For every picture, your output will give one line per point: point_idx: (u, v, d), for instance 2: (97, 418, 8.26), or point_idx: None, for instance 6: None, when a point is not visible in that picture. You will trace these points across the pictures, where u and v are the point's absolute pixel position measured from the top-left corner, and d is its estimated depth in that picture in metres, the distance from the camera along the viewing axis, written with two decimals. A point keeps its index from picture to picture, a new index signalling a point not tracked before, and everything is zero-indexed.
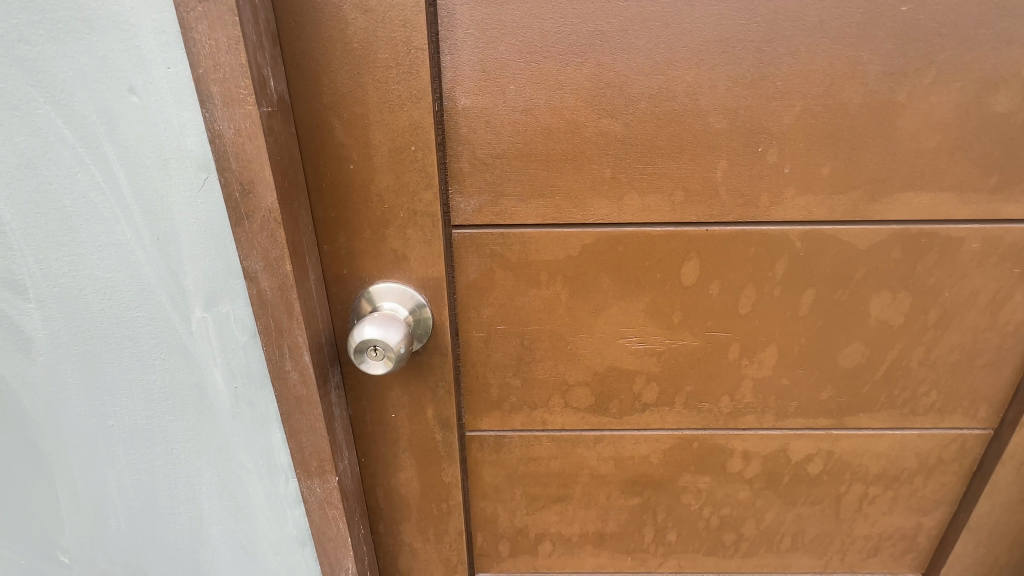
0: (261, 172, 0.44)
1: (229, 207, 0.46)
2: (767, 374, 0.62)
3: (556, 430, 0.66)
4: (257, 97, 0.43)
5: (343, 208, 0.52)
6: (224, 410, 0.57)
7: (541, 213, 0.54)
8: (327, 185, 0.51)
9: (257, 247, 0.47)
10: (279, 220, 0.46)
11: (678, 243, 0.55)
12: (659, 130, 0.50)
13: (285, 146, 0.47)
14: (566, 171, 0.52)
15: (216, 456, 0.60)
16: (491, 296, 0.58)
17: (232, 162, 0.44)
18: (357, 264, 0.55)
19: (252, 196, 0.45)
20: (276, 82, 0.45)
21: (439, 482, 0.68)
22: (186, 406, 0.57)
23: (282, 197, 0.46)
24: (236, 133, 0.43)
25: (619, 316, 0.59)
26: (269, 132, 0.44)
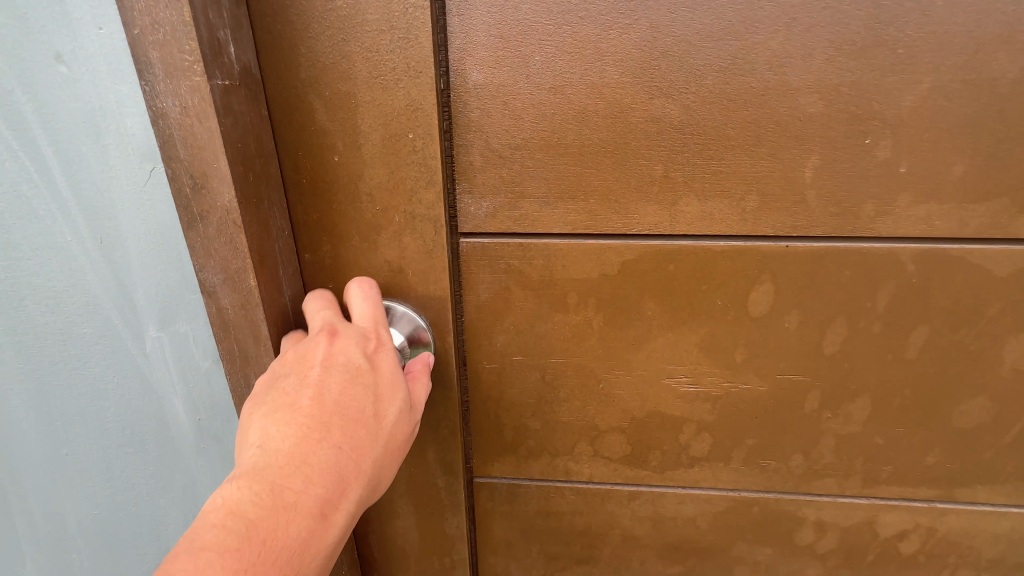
0: (215, 162, 0.35)
1: (180, 206, 0.37)
2: (855, 431, 0.49)
3: (582, 482, 0.55)
4: (208, 65, 0.33)
5: (327, 210, 0.43)
6: (189, 444, 0.49)
7: (570, 220, 0.43)
8: (308, 182, 0.42)
9: (214, 256, 0.38)
10: (240, 223, 0.37)
11: (747, 262, 0.43)
12: (730, 115, 0.38)
13: (249, 130, 0.37)
14: (604, 167, 0.41)
15: (183, 493, 0.52)
16: (506, 321, 0.47)
17: (179, 149, 0.35)
18: (345, 278, 0.45)
19: (207, 193, 0.36)
20: (239, 49, 0.36)
21: (441, 534, 0.58)
22: (148, 438, 0.48)
23: (245, 194, 0.37)
24: (183, 112, 0.34)
25: (665, 351, 0.47)
26: (225, 111, 0.35)
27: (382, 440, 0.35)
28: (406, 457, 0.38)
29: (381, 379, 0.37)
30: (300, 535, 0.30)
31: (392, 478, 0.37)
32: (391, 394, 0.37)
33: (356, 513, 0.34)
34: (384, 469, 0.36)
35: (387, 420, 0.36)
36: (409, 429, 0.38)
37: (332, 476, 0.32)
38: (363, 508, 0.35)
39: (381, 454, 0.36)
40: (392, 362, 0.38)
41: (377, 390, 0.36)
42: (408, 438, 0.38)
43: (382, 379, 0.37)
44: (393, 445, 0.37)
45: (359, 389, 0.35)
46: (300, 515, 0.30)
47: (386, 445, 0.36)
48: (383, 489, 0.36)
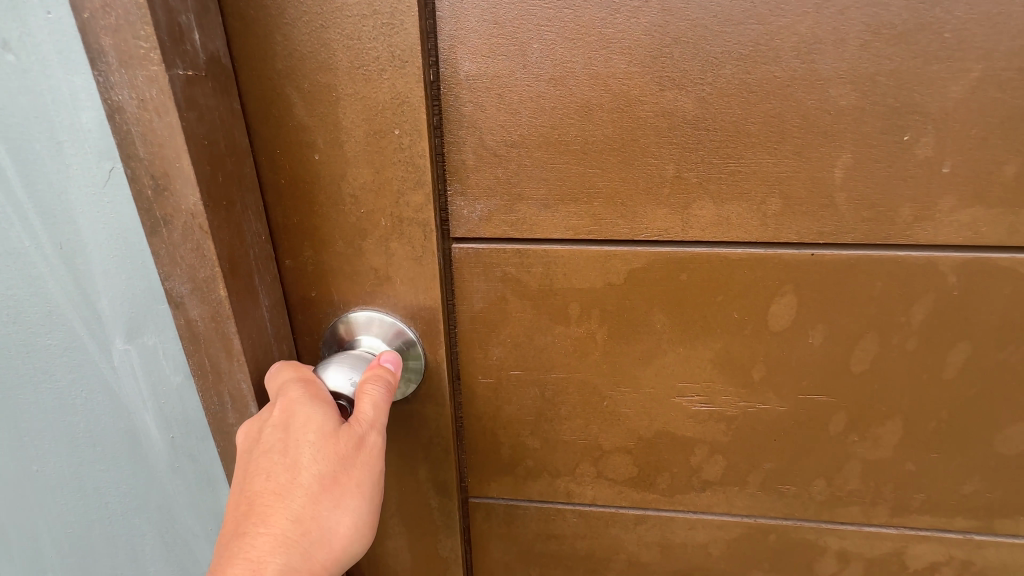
0: (178, 161, 0.32)
1: (143, 209, 0.34)
2: (884, 456, 0.45)
3: (584, 505, 0.51)
4: (167, 53, 0.30)
5: (308, 213, 0.39)
6: (162, 464, 0.46)
7: (572, 224, 0.39)
8: (287, 182, 0.38)
9: (181, 264, 0.35)
10: (207, 229, 0.33)
11: (766, 271, 0.39)
12: (751, 109, 0.34)
13: (218, 126, 0.34)
14: (609, 166, 0.37)
15: (158, 514, 0.49)
16: (502, 333, 0.44)
17: (138, 147, 0.31)
18: (328, 286, 0.42)
19: (170, 195, 0.33)
20: (206, 36, 0.33)
21: (434, 557, 0.54)
22: (120, 456, 0.45)
23: (212, 196, 0.33)
24: (140, 106, 0.30)
25: (676, 367, 0.43)
26: (188, 105, 0.31)
27: (301, 501, 0.34)
28: (358, 489, 0.36)
29: (290, 438, 0.35)
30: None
31: (349, 516, 0.35)
32: (302, 451, 0.35)
33: (311, 570, 0.34)
34: (325, 525, 0.34)
35: (302, 479, 0.34)
36: (343, 464, 0.35)
37: (251, 560, 0.32)
38: (321, 561, 0.34)
39: (312, 514, 0.34)
40: (302, 416, 0.35)
41: (290, 450, 0.35)
42: (346, 474, 0.35)
43: (287, 439, 0.35)
44: (325, 499, 0.35)
45: (272, 462, 0.35)
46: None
47: (315, 503, 0.34)
48: (337, 542, 0.35)
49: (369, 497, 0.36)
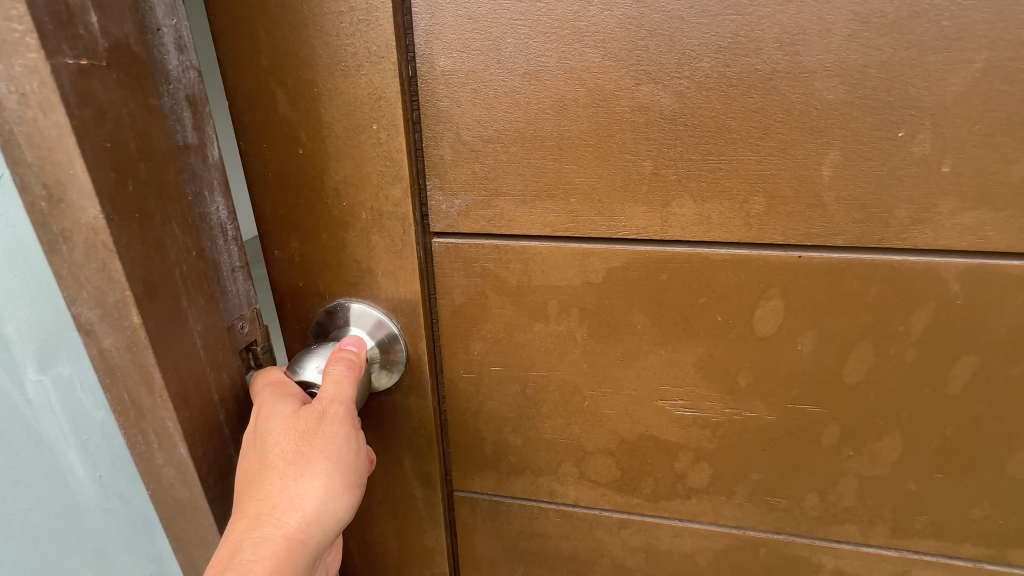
0: (68, 165, 0.29)
1: (43, 220, 0.32)
2: (882, 473, 0.42)
3: (567, 505, 0.51)
4: (48, 38, 0.27)
5: (294, 206, 0.41)
6: (89, 498, 0.46)
7: (550, 220, 0.39)
8: (274, 176, 0.40)
9: (88, 286, 0.32)
10: (107, 245, 0.30)
11: (751, 273, 0.38)
12: (731, 103, 0.33)
13: (128, 125, 0.31)
14: (585, 163, 0.36)
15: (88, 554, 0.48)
16: (483, 328, 0.44)
17: (28, 151, 0.29)
18: (314, 277, 0.43)
19: (66, 205, 0.30)
20: (108, 21, 0.29)
21: (419, 547, 0.55)
22: (41, 494, 0.44)
23: (114, 208, 0.30)
24: (23, 103, 0.28)
25: (658, 370, 0.42)
26: (79, 100, 0.28)
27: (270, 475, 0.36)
28: (324, 457, 0.36)
29: (256, 425, 0.37)
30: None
31: (320, 483, 0.36)
32: (266, 428, 0.36)
33: (287, 536, 0.35)
34: (293, 494, 0.36)
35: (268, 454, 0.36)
36: (302, 435, 0.36)
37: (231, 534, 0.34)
38: (296, 528, 0.35)
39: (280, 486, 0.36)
40: (266, 406, 0.37)
41: (257, 436, 0.37)
42: (307, 444, 0.36)
43: (256, 420, 0.37)
44: (291, 469, 0.36)
45: (249, 452, 0.37)
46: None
47: (282, 475, 0.36)
48: (308, 509, 0.36)
49: (336, 461, 0.37)
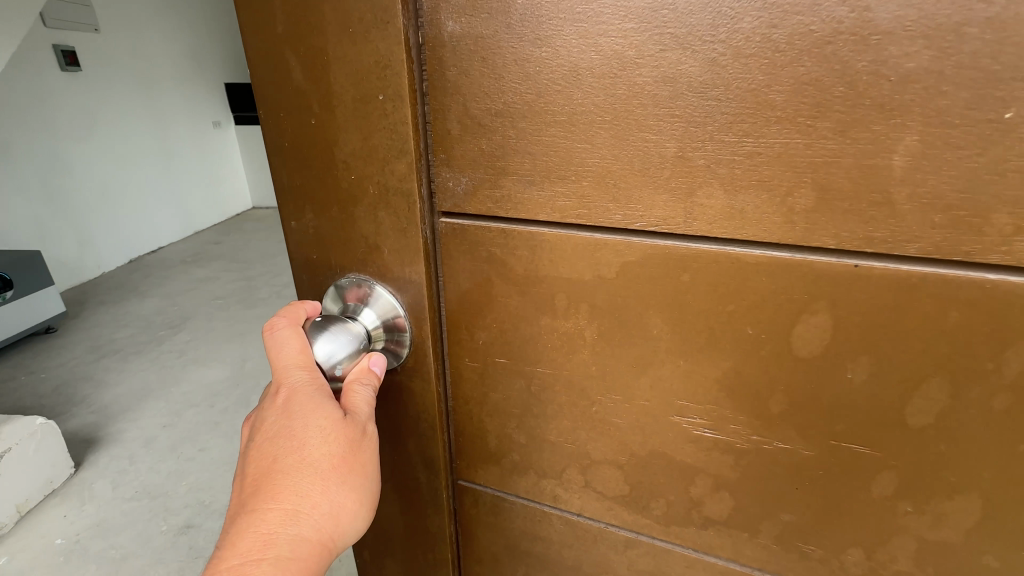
0: None
1: None
2: (951, 539, 0.34)
3: (571, 513, 0.47)
4: None
5: (308, 178, 0.40)
6: None
7: (559, 206, 0.35)
8: (291, 146, 0.40)
9: None
10: None
11: (792, 281, 0.31)
12: (776, 73, 0.27)
13: None
14: (601, 141, 0.32)
15: None
16: (488, 316, 0.41)
17: None
18: (326, 251, 0.43)
19: None
20: None
21: (421, 534, 0.54)
22: None
23: None
24: None
25: (674, 382, 0.37)
26: None
27: (309, 477, 0.37)
28: (361, 467, 0.40)
29: (297, 419, 0.38)
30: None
31: (354, 490, 0.39)
32: (309, 428, 0.38)
33: (322, 540, 0.37)
34: (332, 500, 0.38)
35: (310, 456, 0.38)
36: (349, 443, 0.39)
37: (267, 534, 0.36)
38: (329, 534, 0.37)
39: (319, 492, 0.37)
40: (307, 402, 0.38)
41: (297, 430, 0.38)
42: (351, 452, 0.39)
43: (297, 418, 0.38)
44: (330, 475, 0.38)
45: (279, 443, 0.38)
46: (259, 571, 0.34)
47: (321, 480, 0.38)
48: (344, 517, 0.38)
49: (370, 475, 0.40)
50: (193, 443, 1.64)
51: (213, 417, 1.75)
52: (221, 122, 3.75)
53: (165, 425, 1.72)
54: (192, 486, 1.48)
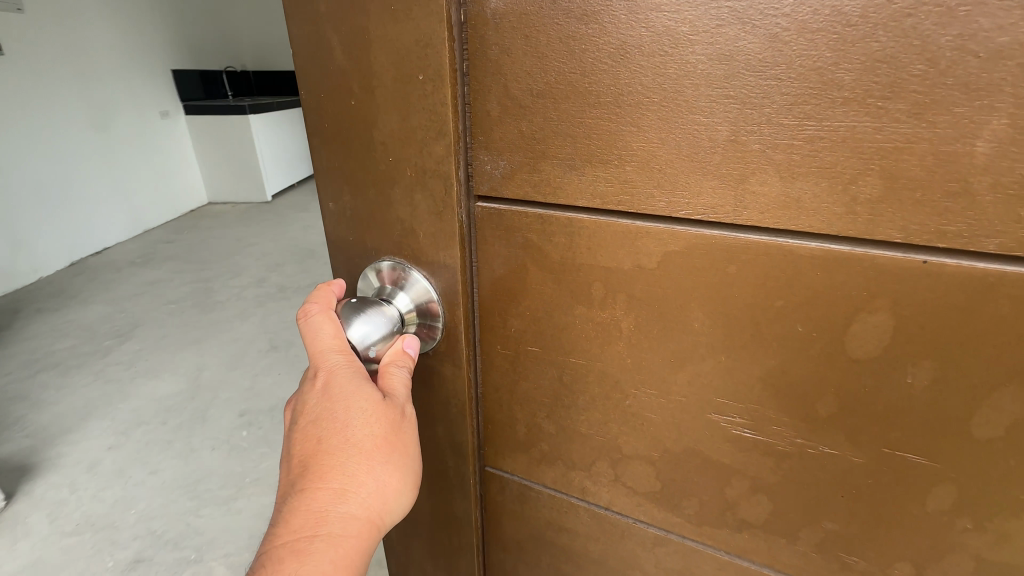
0: None
1: None
2: (1016, 561, 0.32)
3: (599, 506, 0.47)
4: None
5: (347, 159, 0.40)
6: None
7: (599, 191, 0.34)
8: (332, 128, 0.40)
9: None
10: None
11: (850, 277, 0.29)
12: (845, 50, 0.25)
13: None
14: (648, 124, 0.31)
15: None
16: (522, 304, 0.41)
17: None
18: (361, 232, 0.43)
19: None
20: None
21: (448, 517, 0.54)
22: None
23: None
24: None
25: (714, 379, 0.36)
26: None
27: (353, 458, 0.38)
28: (404, 448, 0.40)
29: (340, 402, 0.39)
30: (317, 562, 0.36)
31: (397, 469, 0.40)
32: (350, 410, 0.39)
33: (370, 517, 0.38)
34: (377, 479, 0.39)
35: (353, 438, 0.38)
36: (390, 424, 0.39)
37: (317, 513, 0.37)
38: (376, 511, 0.38)
39: (364, 472, 0.38)
40: (347, 385, 0.39)
41: (338, 412, 0.39)
42: (392, 432, 0.39)
43: (337, 401, 0.39)
44: (374, 455, 0.39)
45: (323, 425, 0.39)
46: (312, 548, 0.36)
47: (365, 460, 0.38)
48: (390, 495, 0.39)
49: (412, 453, 0.41)
50: (144, 465, 1.53)
51: (165, 436, 1.64)
52: (168, 113, 3.58)
53: (111, 446, 1.59)
54: (142, 514, 1.37)
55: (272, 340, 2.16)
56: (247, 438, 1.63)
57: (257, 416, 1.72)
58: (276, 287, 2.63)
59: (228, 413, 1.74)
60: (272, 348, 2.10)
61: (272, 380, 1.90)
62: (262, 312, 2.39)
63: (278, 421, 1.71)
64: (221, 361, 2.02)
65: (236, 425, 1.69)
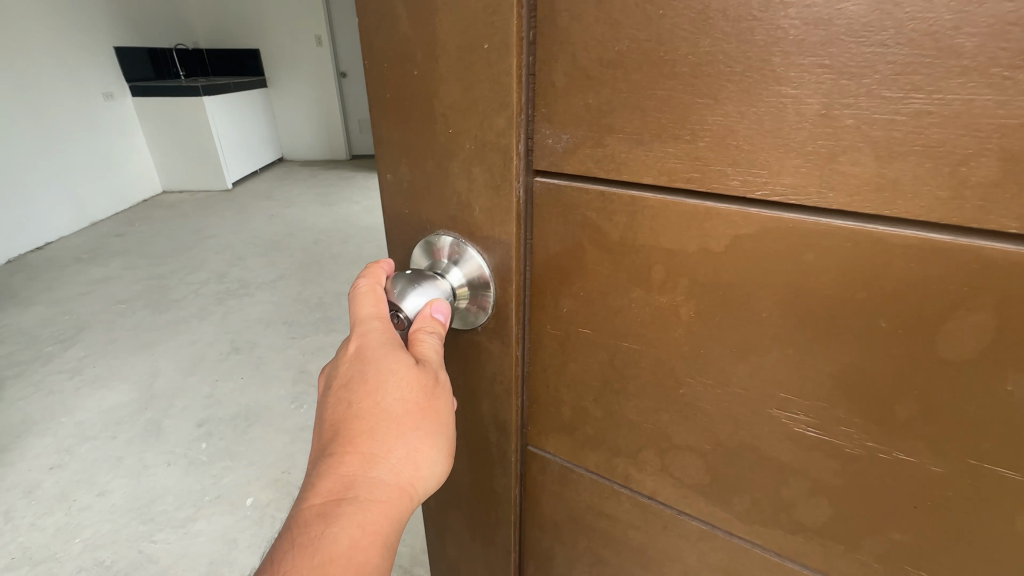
0: None
1: None
2: None
3: (642, 495, 0.46)
4: None
5: (407, 131, 0.40)
6: None
7: (667, 168, 0.32)
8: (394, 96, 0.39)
9: None
10: None
11: (949, 270, 0.27)
12: (969, 11, 0.22)
13: None
14: (728, 96, 0.29)
15: None
16: (575, 284, 0.40)
17: None
18: (417, 203, 0.43)
19: None
20: None
21: (489, 492, 0.55)
22: None
23: None
24: None
25: (779, 373, 0.34)
26: None
27: (385, 425, 0.39)
28: (435, 418, 0.41)
29: (373, 369, 0.39)
30: (346, 524, 0.37)
31: (429, 439, 0.40)
32: (382, 377, 0.39)
33: (400, 484, 0.39)
34: (408, 448, 0.39)
35: (385, 405, 0.39)
36: (422, 393, 0.40)
37: (348, 477, 0.38)
38: (407, 479, 0.39)
39: (395, 439, 0.39)
40: (380, 351, 0.40)
41: (372, 378, 0.39)
42: (423, 399, 0.40)
43: (371, 367, 0.39)
44: (405, 423, 0.39)
45: (356, 391, 0.40)
46: (341, 511, 0.37)
47: (396, 428, 0.39)
48: (419, 464, 0.40)
49: (444, 424, 0.41)
50: (90, 486, 1.40)
51: (116, 451, 1.51)
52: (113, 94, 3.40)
53: (53, 467, 1.46)
54: (88, 543, 1.24)
55: (233, 341, 2.02)
56: (205, 451, 1.51)
57: (218, 425, 1.60)
58: (236, 283, 2.48)
59: (184, 424, 1.61)
60: (231, 352, 1.96)
61: (234, 387, 1.77)
62: (223, 310, 2.25)
63: (240, 431, 1.59)
64: (174, 367, 1.87)
65: (195, 436, 1.56)
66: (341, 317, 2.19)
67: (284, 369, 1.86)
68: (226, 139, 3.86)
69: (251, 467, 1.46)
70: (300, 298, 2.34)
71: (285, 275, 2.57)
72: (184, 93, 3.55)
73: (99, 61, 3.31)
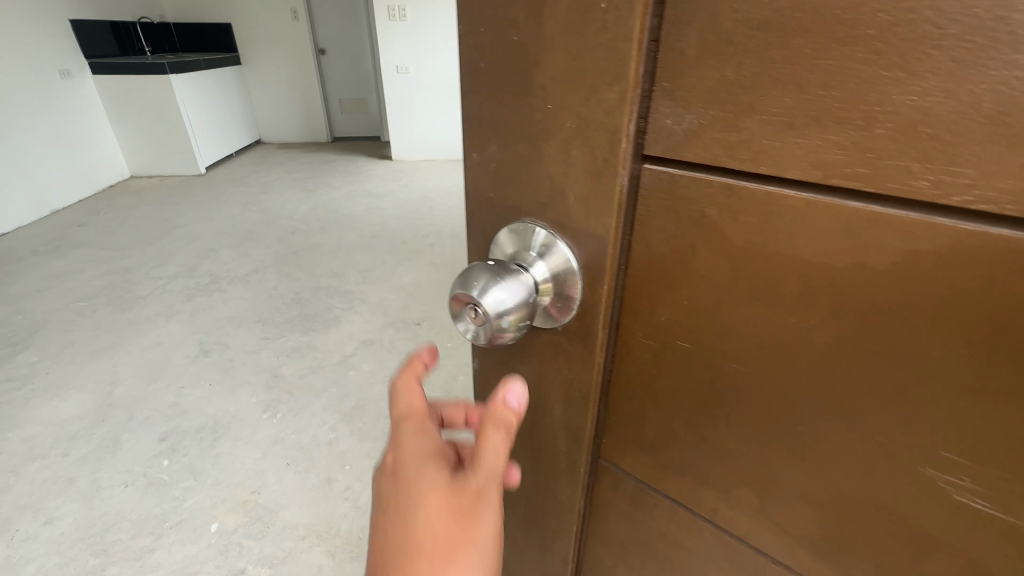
0: None
1: None
2: None
3: (731, 534, 0.39)
4: None
5: (498, 100, 0.34)
6: None
7: (824, 160, 0.24)
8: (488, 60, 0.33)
9: None
10: None
11: None
12: None
13: None
14: (931, 70, 0.20)
15: None
16: (677, 291, 0.33)
17: None
18: (502, 186, 0.37)
19: None
20: None
21: (550, 507, 0.50)
22: None
23: None
24: None
25: (947, 432, 0.26)
26: None
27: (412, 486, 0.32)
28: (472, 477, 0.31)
29: (406, 423, 0.35)
30: None
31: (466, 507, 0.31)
32: (413, 432, 0.35)
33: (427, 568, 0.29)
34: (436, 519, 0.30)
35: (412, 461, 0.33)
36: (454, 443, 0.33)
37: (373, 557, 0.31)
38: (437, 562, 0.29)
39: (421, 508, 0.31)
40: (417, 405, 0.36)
41: (404, 433, 0.35)
42: None
43: (406, 421, 0.36)
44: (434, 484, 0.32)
45: (392, 430, 0.36)
46: None
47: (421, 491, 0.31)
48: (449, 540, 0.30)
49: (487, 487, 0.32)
50: (35, 513, 1.19)
51: (67, 471, 1.30)
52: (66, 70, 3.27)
53: None
54: None
55: (200, 343, 1.82)
56: (167, 470, 1.30)
57: (182, 440, 1.39)
58: (206, 277, 2.32)
59: (146, 438, 1.40)
60: (199, 354, 1.76)
61: (201, 395, 1.56)
62: (192, 308, 2.06)
63: (207, 446, 1.37)
64: (136, 373, 1.66)
65: (156, 452, 1.35)
66: (318, 312, 2.03)
67: (255, 374, 1.66)
68: (195, 118, 3.85)
69: (218, 488, 1.25)
70: (277, 293, 2.17)
71: (261, 267, 2.41)
72: (152, 71, 3.51)
73: (47, 29, 3.16)
